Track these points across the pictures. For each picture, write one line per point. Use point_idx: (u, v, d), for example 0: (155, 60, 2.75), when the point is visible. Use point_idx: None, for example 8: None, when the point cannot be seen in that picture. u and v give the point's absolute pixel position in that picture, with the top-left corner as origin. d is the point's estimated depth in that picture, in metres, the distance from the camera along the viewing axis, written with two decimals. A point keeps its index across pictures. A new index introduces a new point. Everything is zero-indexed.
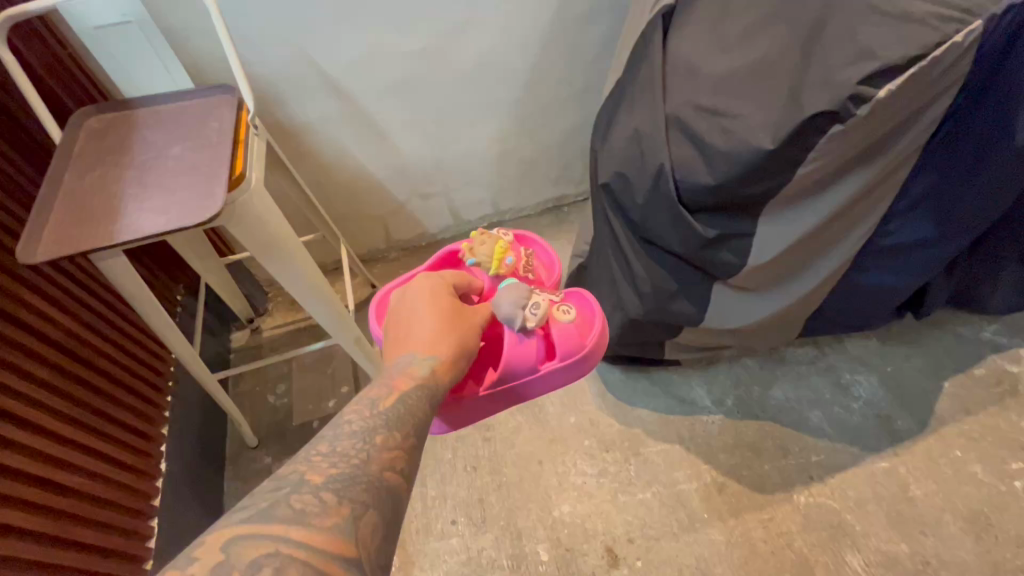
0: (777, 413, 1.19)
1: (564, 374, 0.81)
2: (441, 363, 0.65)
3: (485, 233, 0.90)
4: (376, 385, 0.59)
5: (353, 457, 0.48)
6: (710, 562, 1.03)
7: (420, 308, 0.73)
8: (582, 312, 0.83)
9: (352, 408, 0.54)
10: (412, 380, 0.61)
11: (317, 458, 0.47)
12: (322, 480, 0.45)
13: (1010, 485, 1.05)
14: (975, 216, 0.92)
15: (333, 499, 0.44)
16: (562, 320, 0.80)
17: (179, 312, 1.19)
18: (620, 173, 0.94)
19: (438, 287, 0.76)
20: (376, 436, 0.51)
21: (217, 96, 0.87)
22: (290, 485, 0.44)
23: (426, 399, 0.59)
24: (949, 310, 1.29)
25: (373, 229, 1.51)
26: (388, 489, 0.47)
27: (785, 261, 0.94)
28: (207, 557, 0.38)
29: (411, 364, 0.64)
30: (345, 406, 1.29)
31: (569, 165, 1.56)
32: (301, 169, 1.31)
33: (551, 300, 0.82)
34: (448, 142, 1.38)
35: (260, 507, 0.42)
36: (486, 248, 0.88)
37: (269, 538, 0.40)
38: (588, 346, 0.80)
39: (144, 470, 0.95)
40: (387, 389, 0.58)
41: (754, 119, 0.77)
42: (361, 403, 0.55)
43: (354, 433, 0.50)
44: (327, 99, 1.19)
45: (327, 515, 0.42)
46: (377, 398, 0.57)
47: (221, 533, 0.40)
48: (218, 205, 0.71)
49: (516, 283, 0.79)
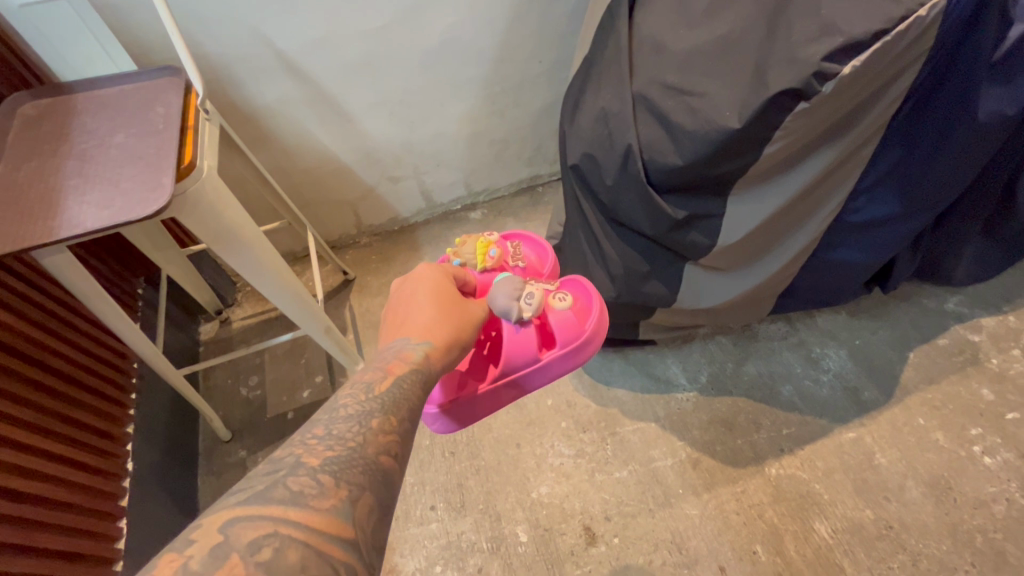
0: (750, 388, 1.22)
1: (564, 362, 0.83)
2: (435, 348, 0.61)
3: (468, 236, 0.94)
4: (367, 368, 0.56)
5: (349, 440, 0.45)
6: (685, 536, 1.05)
7: (419, 296, 0.70)
8: (577, 299, 0.84)
9: (347, 392, 0.51)
10: (406, 364, 0.57)
11: (312, 441, 0.45)
12: (319, 462, 0.43)
13: (969, 450, 1.09)
14: (940, 191, 0.93)
15: (331, 480, 0.42)
16: (556, 310, 0.81)
17: (140, 307, 1.15)
18: (589, 154, 0.93)
19: (442, 277, 0.75)
20: (371, 419, 0.48)
21: (162, 78, 0.82)
22: (286, 468, 0.42)
23: (418, 384, 0.55)
24: (915, 283, 1.32)
25: (343, 215, 1.48)
26: (383, 473, 0.45)
27: (754, 240, 0.94)
28: (205, 539, 0.37)
29: (405, 347, 0.60)
30: (320, 395, 1.28)
31: (543, 144, 1.54)
32: (263, 154, 1.26)
33: (546, 291, 0.83)
34: (417, 123, 1.34)
35: (258, 488, 0.41)
36: (468, 248, 0.90)
37: (267, 519, 0.38)
38: (587, 331, 0.81)
39: (109, 470, 0.93)
40: (381, 373, 0.55)
41: (720, 99, 0.76)
42: (354, 388, 0.52)
43: (349, 416, 0.48)
44: (285, 80, 1.14)
45: (325, 497, 0.41)
46: (371, 383, 0.53)
47: (219, 516, 0.39)
48: (165, 194, 0.68)
49: (511, 276, 0.81)
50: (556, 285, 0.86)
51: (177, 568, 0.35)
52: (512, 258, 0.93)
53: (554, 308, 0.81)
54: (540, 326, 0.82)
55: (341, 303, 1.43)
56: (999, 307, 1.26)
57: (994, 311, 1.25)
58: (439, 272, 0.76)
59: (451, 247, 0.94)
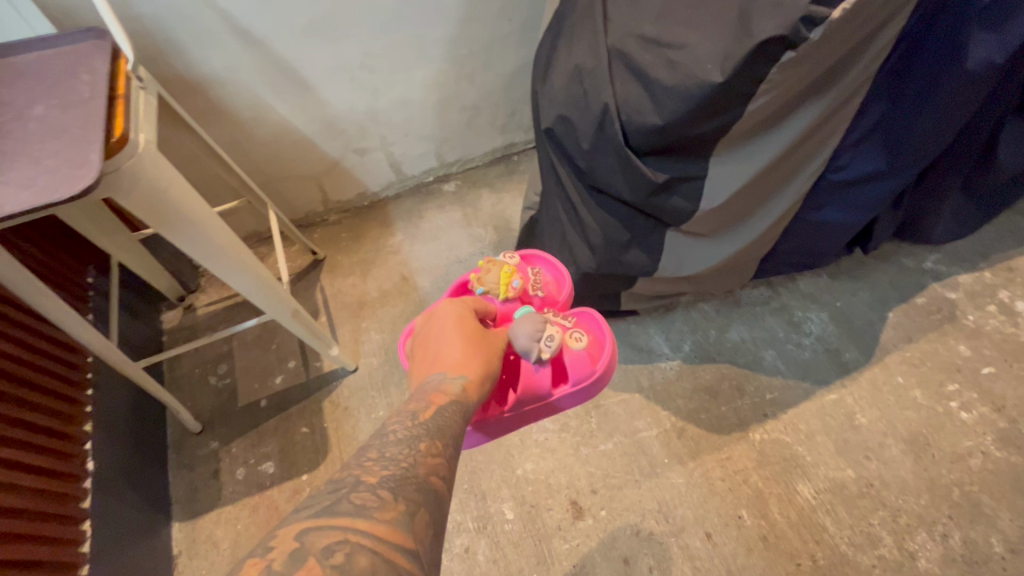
0: (733, 355, 1.21)
1: (576, 396, 0.82)
2: (472, 382, 0.61)
3: (492, 260, 0.89)
4: (410, 401, 0.56)
5: (401, 461, 0.45)
6: (671, 504, 1.05)
7: (446, 332, 0.70)
8: (591, 335, 0.83)
9: (393, 420, 0.52)
10: (447, 397, 0.57)
11: (368, 462, 0.44)
12: (377, 480, 0.42)
13: (947, 406, 1.10)
14: (925, 146, 0.90)
15: (390, 495, 0.41)
16: (573, 347, 0.79)
17: (92, 297, 1.07)
18: (563, 116, 0.88)
19: (467, 313, 0.75)
20: (420, 443, 0.48)
21: (87, 42, 0.74)
22: (347, 486, 0.41)
23: (460, 414, 0.55)
24: (894, 243, 1.31)
25: (308, 191, 1.40)
26: (436, 493, 0.44)
27: (737, 203, 0.90)
28: (282, 546, 0.35)
29: (443, 381, 0.60)
30: (293, 381, 1.23)
31: (516, 111, 1.47)
32: (215, 128, 1.17)
33: (563, 328, 0.81)
34: (381, 90, 1.26)
35: (324, 503, 0.39)
36: (492, 275, 0.86)
37: (337, 528, 0.37)
38: (598, 370, 0.80)
39: (68, 472, 0.88)
40: (424, 404, 0.55)
41: (701, 50, 0.71)
42: (400, 416, 0.52)
43: (399, 441, 0.48)
44: (234, 45, 1.06)
45: (386, 510, 0.39)
46: (415, 412, 0.53)
47: (291, 527, 0.37)
48: (95, 171, 0.60)
49: (532, 313, 0.78)
50: (572, 320, 0.84)
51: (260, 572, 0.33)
52: (532, 286, 0.90)
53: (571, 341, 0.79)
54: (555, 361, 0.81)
55: (311, 285, 1.37)
56: (976, 264, 1.26)
57: (970, 268, 1.26)
58: (464, 307, 0.76)
59: (473, 270, 0.90)
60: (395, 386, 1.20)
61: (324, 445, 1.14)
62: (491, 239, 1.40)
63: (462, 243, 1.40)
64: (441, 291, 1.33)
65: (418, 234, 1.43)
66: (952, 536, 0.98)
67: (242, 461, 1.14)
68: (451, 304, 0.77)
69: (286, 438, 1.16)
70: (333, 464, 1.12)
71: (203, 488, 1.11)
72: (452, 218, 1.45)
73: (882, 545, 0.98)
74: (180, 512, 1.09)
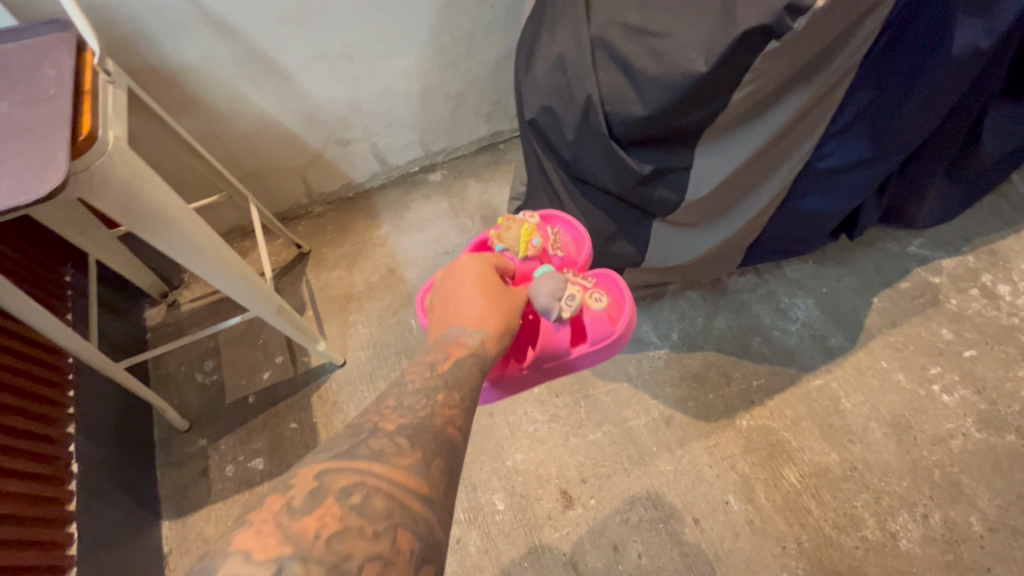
0: (720, 342, 1.21)
1: (593, 356, 0.83)
2: (490, 337, 0.61)
3: (511, 217, 0.87)
4: (428, 353, 0.57)
5: (419, 410, 0.46)
6: (660, 492, 1.06)
7: (466, 287, 0.70)
8: (611, 298, 0.83)
9: (412, 371, 0.53)
10: (466, 350, 0.57)
11: (387, 410, 0.46)
12: (394, 427, 0.44)
13: (929, 389, 1.12)
14: (910, 133, 0.90)
15: (407, 442, 0.42)
16: (594, 308, 0.79)
17: (71, 297, 1.05)
18: (547, 107, 0.87)
19: (488, 268, 0.74)
20: (437, 394, 0.49)
21: (54, 35, 0.71)
22: (366, 431, 0.43)
23: (478, 368, 0.55)
24: (879, 228, 1.32)
25: (290, 183, 1.38)
26: (453, 443, 0.45)
27: (723, 193, 0.90)
28: (302, 484, 0.38)
29: (461, 335, 0.60)
30: (281, 376, 1.22)
31: (501, 98, 1.45)
32: (191, 120, 1.14)
33: (583, 288, 0.80)
34: (362, 80, 1.23)
35: (343, 446, 0.42)
36: (513, 233, 0.84)
37: (354, 471, 0.39)
38: (617, 332, 0.80)
39: (52, 475, 0.87)
40: (443, 355, 0.56)
41: (685, 39, 0.71)
42: (419, 367, 0.53)
43: (418, 391, 0.49)
44: (207, 35, 1.03)
45: (403, 455, 0.41)
46: (434, 363, 0.54)
47: (311, 468, 0.40)
48: (62, 171, 0.58)
49: (552, 273, 0.77)
50: (592, 281, 0.84)
51: (281, 506, 0.37)
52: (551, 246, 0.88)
53: (592, 303, 0.79)
54: (574, 320, 0.81)
55: (296, 279, 1.36)
56: (959, 248, 1.27)
57: (954, 252, 1.27)
58: (485, 263, 0.76)
59: (492, 227, 0.88)
60: (384, 379, 1.20)
61: (313, 440, 1.14)
62: (478, 229, 1.39)
63: (449, 234, 1.39)
64: None
65: (404, 226, 1.42)
66: (932, 516, 1.01)
67: (231, 458, 1.13)
68: (473, 259, 0.76)
69: (275, 433, 1.15)
70: None
71: (192, 486, 1.11)
72: (439, 208, 1.43)
73: (865, 526, 1.01)
74: (170, 510, 1.08)
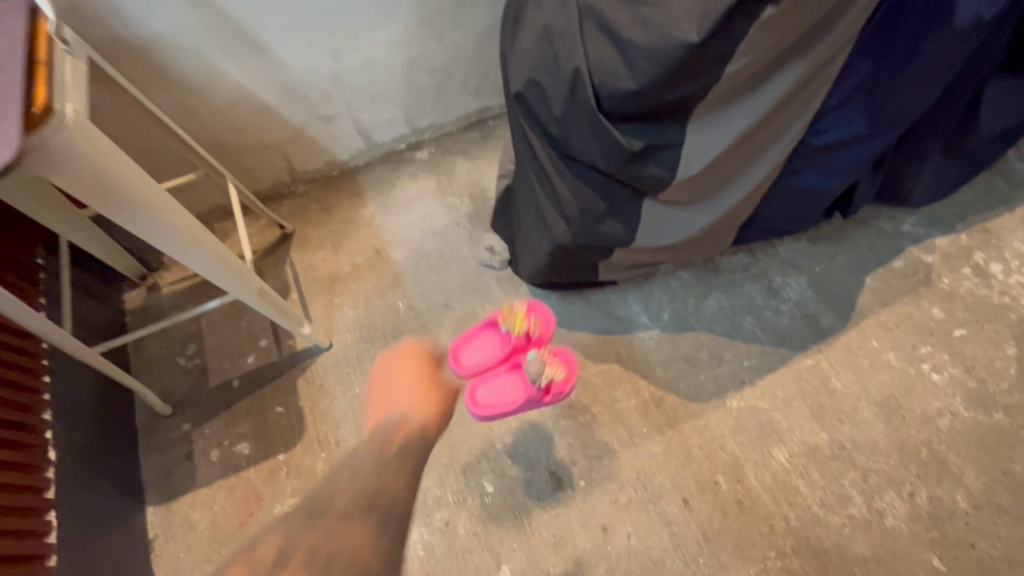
0: (711, 323, 1.20)
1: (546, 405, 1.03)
2: (411, 430, 0.75)
3: (514, 310, 1.03)
4: (364, 448, 0.73)
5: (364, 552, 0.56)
6: (650, 473, 1.06)
7: (402, 377, 0.90)
8: (568, 364, 1.02)
9: (310, 493, 0.64)
10: (380, 455, 0.70)
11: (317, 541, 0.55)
12: (325, 542, 0.54)
13: (918, 368, 1.12)
14: (908, 107, 0.87)
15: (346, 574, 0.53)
16: (560, 374, 0.99)
17: (42, 280, 1.01)
18: (533, 80, 0.83)
19: (419, 355, 0.95)
20: (382, 535, 0.58)
21: None
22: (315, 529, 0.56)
23: (387, 497, 0.63)
24: (873, 206, 1.30)
25: (271, 161, 1.33)
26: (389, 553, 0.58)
27: (715, 170, 0.88)
28: (274, 548, 0.54)
29: (394, 424, 0.77)
30: (265, 360, 1.20)
31: (489, 72, 1.39)
32: (165, 94, 1.11)
33: (551, 361, 1.00)
34: (342, 51, 1.18)
35: (305, 511, 0.59)
36: (514, 322, 1.01)
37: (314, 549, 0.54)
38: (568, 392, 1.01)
39: (28, 463, 0.85)
40: (345, 473, 0.66)
41: (677, 7, 0.68)
42: (316, 489, 0.65)
43: (348, 503, 0.61)
44: (177, 3, 0.99)
45: (350, 549, 0.55)
46: (324, 485, 0.65)
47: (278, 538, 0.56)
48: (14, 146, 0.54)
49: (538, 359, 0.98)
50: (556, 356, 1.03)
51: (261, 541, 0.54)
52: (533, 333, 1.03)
53: (559, 370, 0.99)
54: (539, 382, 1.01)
55: (280, 260, 1.32)
56: (953, 227, 1.26)
57: (947, 230, 1.25)
58: (418, 348, 0.97)
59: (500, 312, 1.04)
60: (371, 362, 1.18)
61: (300, 424, 1.13)
62: (466, 209, 1.36)
63: (436, 213, 1.36)
64: (415, 264, 1.30)
65: (391, 205, 1.38)
66: (919, 494, 1.01)
67: (216, 443, 1.12)
68: (413, 350, 0.97)
69: (260, 418, 1.14)
70: (310, 443, 1.11)
71: (177, 472, 1.09)
72: (426, 187, 1.40)
73: (852, 505, 1.01)
74: (155, 496, 1.07)
